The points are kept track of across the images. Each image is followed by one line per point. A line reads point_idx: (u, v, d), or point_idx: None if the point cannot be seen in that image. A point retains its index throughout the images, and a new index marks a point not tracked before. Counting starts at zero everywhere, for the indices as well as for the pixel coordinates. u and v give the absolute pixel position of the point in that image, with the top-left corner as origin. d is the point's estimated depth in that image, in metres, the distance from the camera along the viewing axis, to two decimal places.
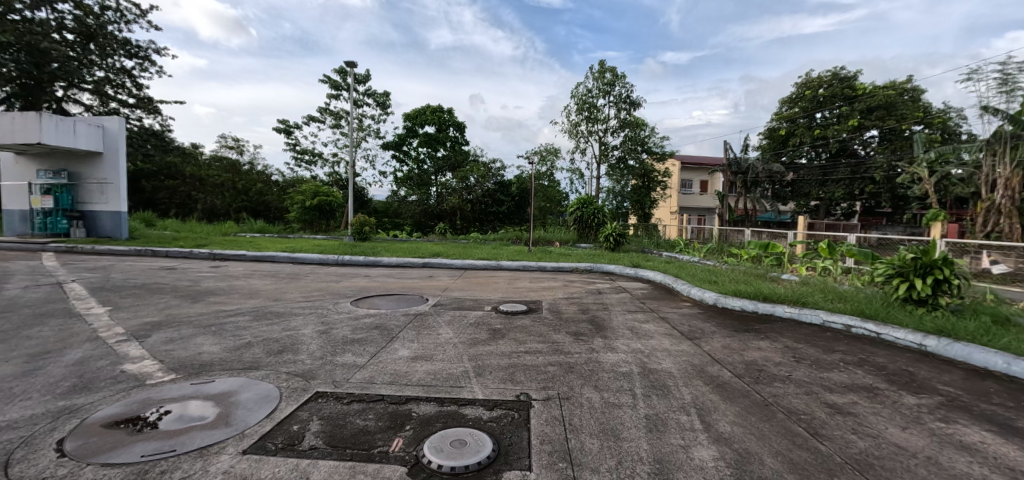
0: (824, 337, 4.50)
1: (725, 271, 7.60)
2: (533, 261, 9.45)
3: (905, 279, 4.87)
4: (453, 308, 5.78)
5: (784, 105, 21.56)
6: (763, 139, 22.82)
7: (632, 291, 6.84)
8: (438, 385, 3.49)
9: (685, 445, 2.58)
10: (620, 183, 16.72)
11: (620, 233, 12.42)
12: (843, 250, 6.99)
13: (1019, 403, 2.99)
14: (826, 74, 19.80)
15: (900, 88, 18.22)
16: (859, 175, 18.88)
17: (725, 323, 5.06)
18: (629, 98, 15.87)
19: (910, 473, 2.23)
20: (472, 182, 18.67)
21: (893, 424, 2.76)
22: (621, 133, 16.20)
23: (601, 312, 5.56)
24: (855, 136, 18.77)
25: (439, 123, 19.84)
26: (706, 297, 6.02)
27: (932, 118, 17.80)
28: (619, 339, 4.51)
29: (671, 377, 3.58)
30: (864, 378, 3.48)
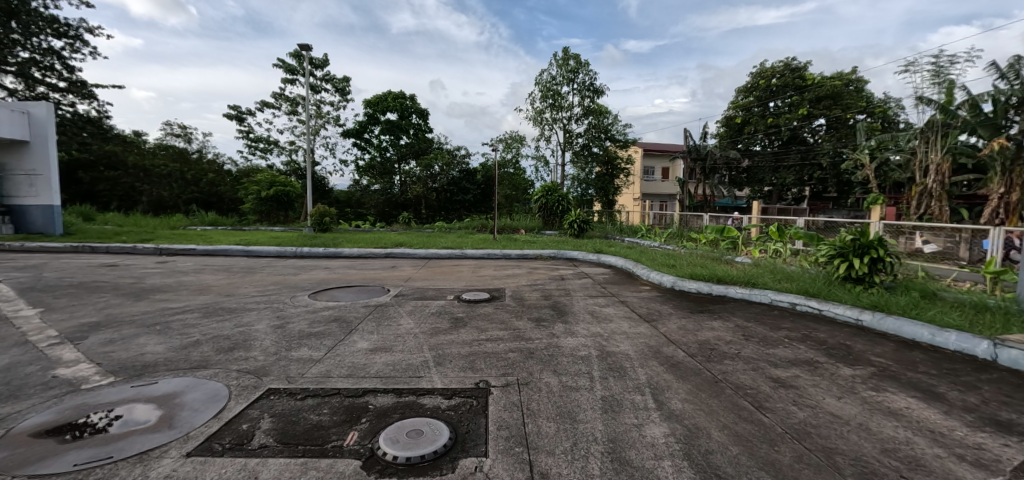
0: (771, 315, 4.73)
1: (683, 255, 7.89)
2: (498, 249, 9.45)
3: (845, 259, 5.15)
4: (416, 298, 5.68)
5: (739, 94, 22.27)
6: (720, 127, 23.57)
7: (594, 276, 6.97)
8: (396, 376, 3.43)
9: (638, 423, 2.65)
10: (584, 170, 17.01)
11: (584, 220, 12.60)
12: (791, 233, 7.35)
13: (941, 371, 3.24)
14: (778, 65, 20.50)
15: (846, 78, 19.27)
16: (808, 161, 19.85)
17: (682, 304, 5.22)
18: (592, 86, 15.93)
19: (843, 440, 2.38)
20: (436, 170, 18.34)
21: (830, 395, 2.93)
22: (585, 120, 16.29)
23: (563, 297, 5.61)
24: (804, 124, 19.74)
25: (401, 110, 19.26)
26: (664, 280, 6.19)
27: (873, 108, 18.83)
28: (579, 324, 4.57)
29: (628, 359, 3.65)
30: (805, 353, 3.68)
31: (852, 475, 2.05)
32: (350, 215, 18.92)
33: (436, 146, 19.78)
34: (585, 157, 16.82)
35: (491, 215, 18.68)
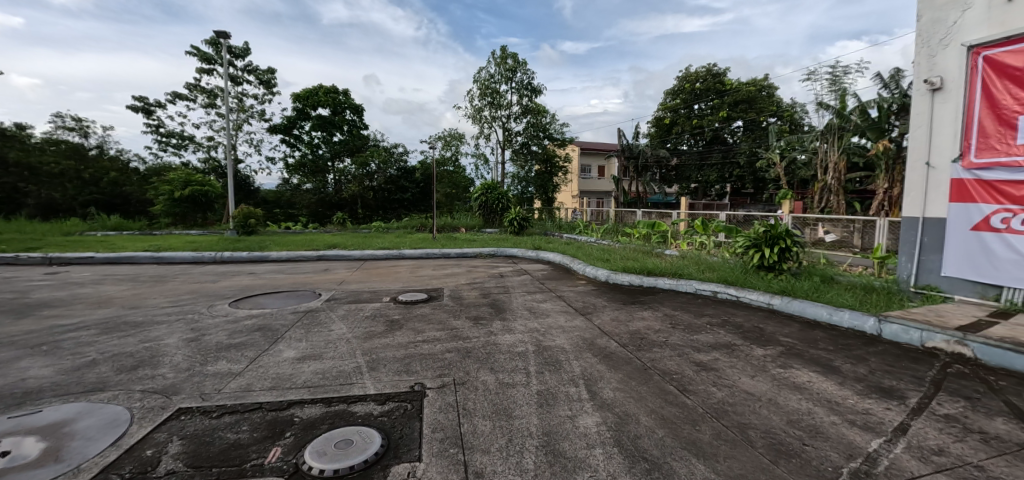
0: (696, 304, 5.06)
1: (617, 250, 8.25)
2: (438, 249, 9.33)
3: (759, 249, 5.65)
4: (349, 302, 5.42)
5: (668, 96, 23.68)
6: (650, 127, 24.97)
7: (533, 273, 7.08)
8: (325, 384, 3.21)
9: (571, 415, 2.52)
10: (524, 168, 17.26)
11: (524, 218, 12.77)
12: (713, 226, 7.95)
13: (837, 346, 3.58)
14: (702, 70, 22.03)
15: (759, 84, 21.14)
16: (728, 160, 21.46)
17: (615, 297, 5.43)
18: (530, 85, 16.16)
19: (755, 415, 2.39)
20: (373, 168, 17.71)
21: (745, 374, 3.03)
22: (524, 119, 16.48)
23: (502, 295, 5.63)
24: (725, 125, 21.39)
25: (333, 106, 18.31)
26: (599, 274, 6.42)
27: (783, 112, 20.81)
28: (517, 320, 4.60)
29: (564, 353, 3.66)
30: (725, 337, 3.96)
31: (763, 447, 2.06)
32: (279, 217, 17.73)
33: (373, 144, 19.12)
34: (524, 156, 17.07)
35: (431, 215, 18.42)
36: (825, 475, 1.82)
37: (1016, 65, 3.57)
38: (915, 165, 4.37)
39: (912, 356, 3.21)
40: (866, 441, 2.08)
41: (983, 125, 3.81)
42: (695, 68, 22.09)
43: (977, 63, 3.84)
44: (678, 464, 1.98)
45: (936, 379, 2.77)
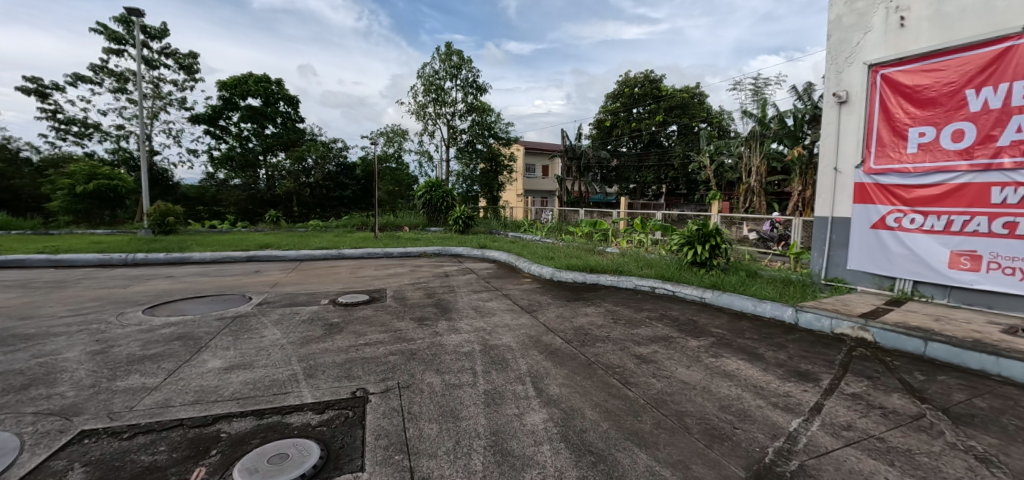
0: (635, 299, 5.30)
1: (561, 248, 8.45)
2: (380, 248, 9.03)
3: (692, 247, 6.04)
4: (284, 306, 5.09)
5: (609, 99, 24.69)
6: (593, 129, 25.86)
7: (478, 272, 7.07)
8: (258, 395, 2.94)
9: (519, 412, 2.41)
10: (469, 167, 17.20)
11: (469, 216, 12.73)
12: (651, 225, 8.40)
13: (761, 335, 3.87)
14: (640, 76, 23.21)
15: (692, 92, 22.62)
16: (664, 162, 22.78)
17: (560, 294, 5.56)
18: (475, 83, 16.16)
19: (692, 403, 2.46)
20: (310, 163, 16.79)
21: (682, 365, 3.17)
22: (469, 117, 16.45)
23: (447, 294, 5.56)
24: (661, 129, 22.68)
25: (265, 96, 17.14)
26: (544, 272, 6.55)
27: (712, 118, 22.42)
28: (463, 320, 4.52)
29: (510, 351, 3.58)
30: (662, 330, 4.16)
31: (699, 433, 2.11)
32: (202, 215, 16.25)
33: (309, 138, 18.12)
34: (469, 154, 17.00)
35: (372, 213, 17.78)
36: (754, 456, 1.88)
37: (909, 84, 4.10)
38: (826, 170, 4.87)
39: (823, 342, 3.53)
40: (788, 421, 2.20)
41: (881, 135, 4.33)
42: (634, 73, 23.21)
43: (877, 80, 4.36)
44: (622, 454, 1.94)
45: (844, 362, 3.08)
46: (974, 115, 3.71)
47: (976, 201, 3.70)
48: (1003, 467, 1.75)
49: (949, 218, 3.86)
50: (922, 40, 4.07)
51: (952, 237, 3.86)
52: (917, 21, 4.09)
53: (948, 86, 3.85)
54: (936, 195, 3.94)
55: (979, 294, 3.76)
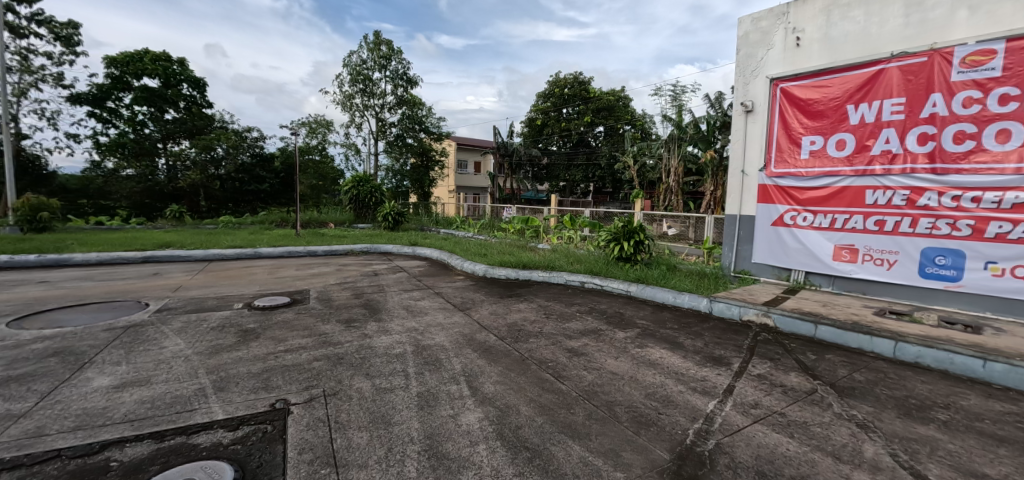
0: (566, 294, 5.44)
1: (493, 245, 8.49)
2: (302, 246, 8.47)
3: (619, 243, 6.34)
4: (188, 312, 4.54)
5: (540, 98, 25.30)
6: (525, 127, 26.34)
7: (409, 270, 6.85)
8: (156, 415, 2.51)
9: (454, 413, 2.34)
10: (399, 161, 16.74)
11: (399, 213, 12.40)
12: (579, 221, 8.75)
13: (680, 324, 4.13)
14: (570, 77, 24.07)
15: (617, 95, 23.90)
16: (591, 161, 23.83)
17: (493, 291, 5.55)
18: (405, 75, 15.81)
19: (621, 393, 2.57)
20: (219, 153, 15.22)
21: (611, 356, 3.27)
22: (399, 110, 16.07)
23: (377, 294, 5.31)
24: (589, 130, 23.73)
25: (165, 76, 15.32)
26: (477, 269, 6.52)
27: (635, 121, 23.86)
28: (393, 320, 4.27)
29: (443, 350, 3.41)
30: (592, 323, 4.25)
31: (628, 421, 2.20)
32: (87, 211, 14.09)
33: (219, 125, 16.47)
34: (399, 148, 16.55)
35: (293, 208, 16.64)
36: (677, 438, 2.00)
37: (803, 97, 4.62)
38: (735, 172, 5.34)
39: (734, 330, 3.85)
40: (705, 404, 2.37)
41: (781, 142, 4.85)
42: (564, 74, 24.01)
43: (777, 93, 4.85)
44: (557, 448, 1.96)
45: (751, 347, 3.38)
46: (853, 127, 4.29)
47: (855, 201, 4.28)
48: (878, 432, 2.02)
49: (834, 216, 4.42)
50: (814, 59, 4.59)
51: (836, 233, 4.43)
52: (810, 42, 4.61)
53: (833, 101, 4.40)
54: (824, 196, 4.49)
55: (856, 282, 4.34)
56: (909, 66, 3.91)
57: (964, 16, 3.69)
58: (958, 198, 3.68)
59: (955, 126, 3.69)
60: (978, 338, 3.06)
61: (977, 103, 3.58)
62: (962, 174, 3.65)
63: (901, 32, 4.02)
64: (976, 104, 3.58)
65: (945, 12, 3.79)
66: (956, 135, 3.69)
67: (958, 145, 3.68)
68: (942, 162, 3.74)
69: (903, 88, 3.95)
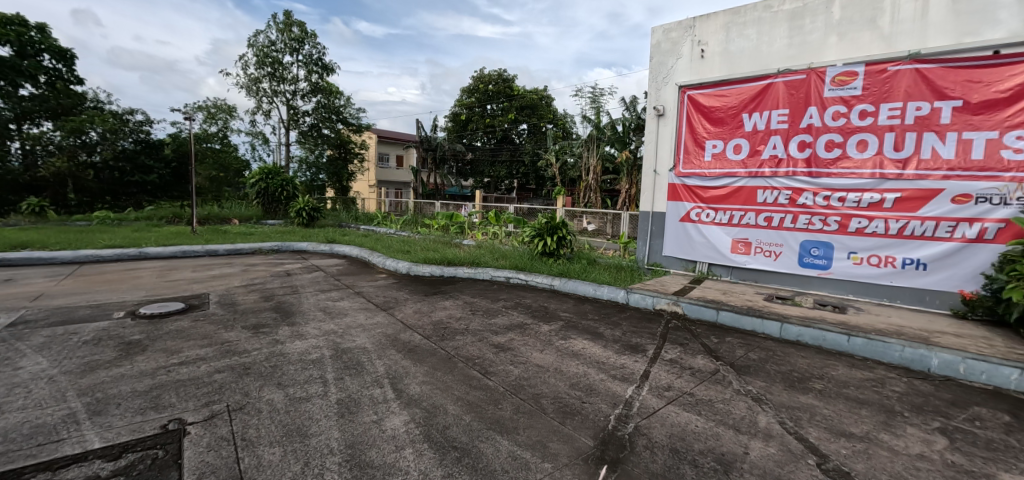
0: (492, 290, 5.45)
1: (417, 241, 8.32)
2: (200, 245, 7.64)
3: (542, 238, 6.49)
4: (50, 326, 3.81)
5: (464, 93, 25.26)
6: (449, 121, 26.11)
7: (326, 269, 6.47)
8: (9, 450, 1.97)
9: (378, 419, 2.22)
10: (314, 152, 15.79)
11: (314, 208, 11.70)
12: (504, 218, 8.92)
13: (600, 315, 4.33)
14: (494, 74, 24.38)
15: (540, 94, 24.64)
16: (515, 159, 24.31)
17: (418, 289, 5.41)
18: (320, 61, 15.03)
19: (547, 385, 2.63)
20: (93, 137, 13.08)
21: (536, 350, 3.32)
22: (313, 98, 15.23)
23: (289, 296, 4.91)
24: (512, 127, 24.19)
25: (19, 45, 12.87)
26: (400, 267, 6.35)
27: (557, 120, 24.80)
28: (308, 324, 3.95)
29: (365, 353, 3.22)
30: (518, 317, 4.28)
31: (554, 411, 2.26)
32: None
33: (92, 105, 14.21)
34: (314, 139, 15.62)
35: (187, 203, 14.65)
36: (600, 425, 2.08)
37: (707, 105, 5.08)
38: (648, 172, 5.72)
39: (650, 319, 4.12)
40: (625, 390, 2.51)
41: (688, 145, 5.29)
42: (488, 71, 24.22)
43: (685, 99, 5.27)
44: (485, 445, 1.94)
45: (663, 334, 3.64)
46: (747, 133, 4.81)
47: (748, 200, 4.81)
48: (769, 403, 2.28)
49: (732, 213, 4.94)
50: (716, 70, 5.05)
51: (733, 228, 4.94)
52: (713, 55, 5.05)
53: (732, 109, 4.89)
54: (723, 195, 4.99)
55: (749, 271, 4.87)
56: (793, 82, 4.46)
57: (834, 41, 4.27)
58: (828, 197, 4.30)
59: (826, 136, 4.31)
60: (844, 317, 3.59)
61: (842, 117, 4.21)
62: (832, 177, 4.26)
63: (786, 51, 4.56)
64: (842, 117, 4.20)
65: (819, 37, 4.36)
66: (828, 143, 4.30)
67: (829, 152, 4.29)
68: (817, 167, 4.35)
69: (787, 100, 4.51)
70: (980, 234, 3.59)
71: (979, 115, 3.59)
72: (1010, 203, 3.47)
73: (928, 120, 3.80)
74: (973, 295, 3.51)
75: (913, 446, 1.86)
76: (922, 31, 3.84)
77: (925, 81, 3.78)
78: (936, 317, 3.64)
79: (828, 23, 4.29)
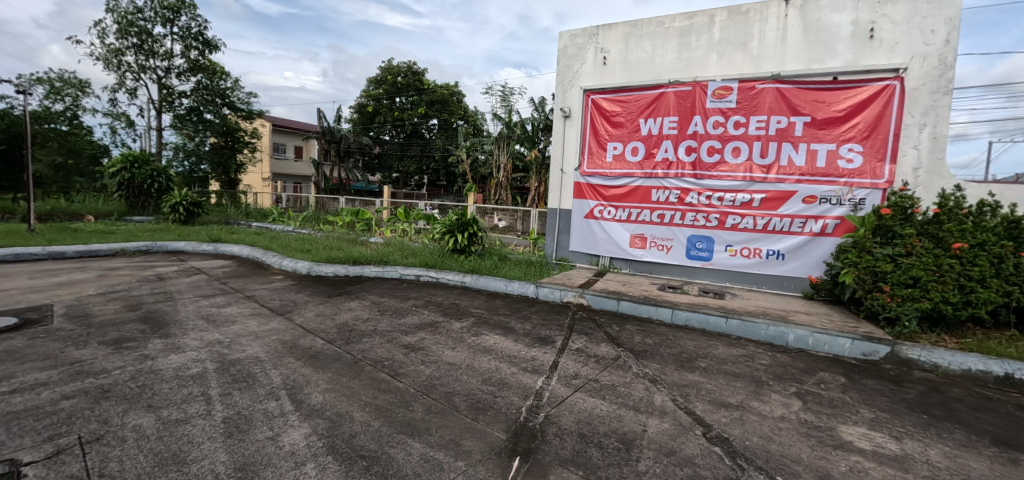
0: (401, 288, 5.28)
1: (319, 239, 7.79)
2: (39, 245, 6.36)
3: (453, 235, 6.38)
4: None
5: (370, 84, 24.13)
6: (354, 112, 24.73)
7: (210, 272, 5.76)
8: None
9: (273, 435, 2.02)
10: (192, 140, 13.86)
11: (194, 202, 10.40)
12: (414, 214, 8.75)
13: (511, 310, 4.41)
14: (403, 65, 23.72)
15: (451, 89, 24.47)
16: (425, 154, 23.96)
17: (320, 291, 5.05)
18: (201, 36, 13.49)
19: (459, 383, 2.61)
20: None
21: (448, 348, 3.29)
22: (192, 77, 13.60)
23: (164, 305, 4.27)
24: (422, 122, 23.70)
25: None
26: (299, 267, 5.92)
27: (468, 117, 24.84)
28: (186, 335, 3.46)
29: (257, 363, 2.93)
30: (429, 316, 4.19)
31: (466, 409, 2.25)
32: None
33: None
34: (192, 124, 13.73)
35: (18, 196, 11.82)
36: (511, 418, 2.12)
37: (609, 109, 5.43)
38: (555, 170, 5.96)
39: (560, 312, 4.29)
40: (535, 381, 2.58)
41: (591, 146, 5.60)
42: (397, 63, 23.38)
43: (590, 103, 5.58)
44: (396, 450, 1.87)
45: (571, 325, 3.82)
46: (644, 137, 5.24)
47: (644, 198, 5.24)
48: (663, 383, 2.50)
49: (630, 211, 5.34)
50: (617, 77, 5.43)
51: (631, 224, 5.36)
52: (614, 63, 5.43)
53: (631, 114, 5.28)
54: (623, 193, 5.38)
55: (645, 264, 5.32)
56: (681, 93, 4.96)
57: (715, 59, 4.82)
58: (709, 197, 4.86)
59: (708, 142, 4.86)
60: (723, 302, 4.08)
61: (720, 126, 4.78)
62: (712, 179, 4.83)
63: (676, 64, 5.05)
64: (721, 126, 4.78)
65: (702, 54, 4.89)
66: (709, 149, 4.85)
67: (710, 157, 4.85)
68: (701, 170, 4.89)
69: (676, 109, 5.00)
70: (823, 229, 4.34)
71: (822, 130, 4.32)
72: (843, 203, 4.25)
73: (786, 132, 4.48)
74: (818, 280, 4.22)
75: (775, 409, 2.17)
76: (781, 56, 4.49)
77: (783, 99, 4.45)
78: (792, 299, 4.31)
79: (710, 43, 4.82)
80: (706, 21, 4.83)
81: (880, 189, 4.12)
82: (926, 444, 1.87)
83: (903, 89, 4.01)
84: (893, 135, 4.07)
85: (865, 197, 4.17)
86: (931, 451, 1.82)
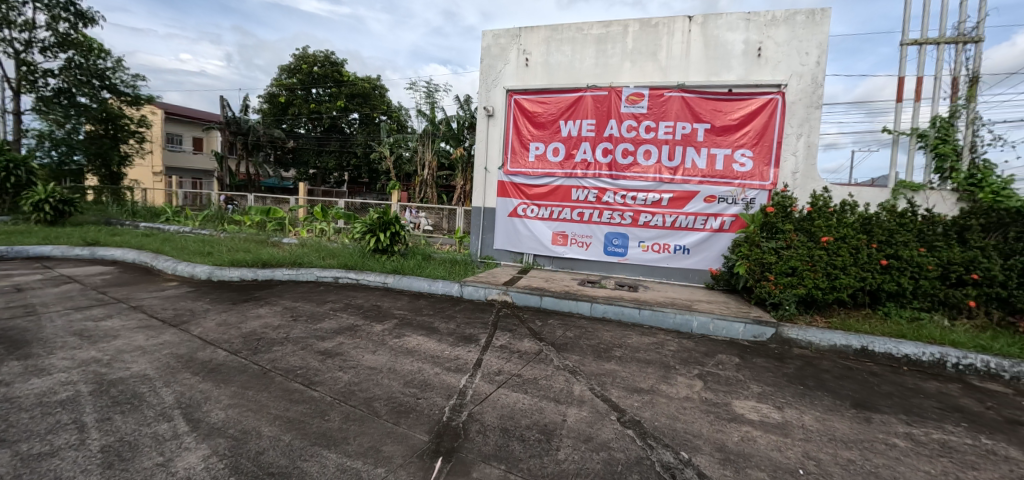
0: (317, 292, 4.99)
1: (223, 241, 7.13)
2: None
3: (374, 234, 6.13)
4: None
5: (283, 72, 22.34)
6: (264, 102, 22.73)
7: (84, 281, 5.01)
8: None
9: (165, 460, 1.81)
10: (60, 126, 11.78)
11: (66, 199, 8.97)
12: (332, 213, 8.32)
13: (435, 310, 4.36)
14: (320, 55, 22.30)
15: (373, 83, 23.42)
16: (345, 149, 22.83)
17: (223, 297, 4.62)
18: (73, 6, 11.64)
19: (380, 387, 2.54)
20: None
21: (368, 352, 3.18)
22: (60, 54, 11.69)
23: (22, 321, 3.63)
24: (342, 115, 22.53)
25: None
26: (198, 272, 5.37)
27: (391, 112, 23.92)
28: (50, 355, 2.97)
29: (144, 382, 2.61)
30: (347, 319, 4.01)
31: (387, 413, 2.20)
32: None
33: None
34: (61, 108, 11.79)
35: None
36: (433, 419, 2.11)
37: (531, 110, 5.54)
38: (479, 168, 5.97)
39: (486, 310, 4.32)
40: (457, 381, 2.59)
41: (514, 145, 5.68)
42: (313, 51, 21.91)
43: (512, 103, 5.65)
44: (310, 463, 1.77)
45: (494, 323, 3.88)
46: (564, 138, 5.43)
47: (565, 197, 5.45)
48: (581, 374, 2.64)
49: (552, 209, 5.52)
50: (538, 79, 5.56)
51: (553, 222, 5.54)
52: (536, 65, 5.56)
53: (551, 116, 5.44)
54: (545, 193, 5.54)
55: (566, 260, 5.54)
56: (598, 97, 5.21)
57: (628, 67, 5.12)
58: (624, 196, 5.18)
59: (622, 145, 5.16)
60: (638, 294, 4.39)
61: (633, 130, 5.10)
62: (626, 180, 5.16)
63: (593, 70, 5.29)
64: (634, 130, 5.10)
65: (617, 61, 5.18)
66: (623, 151, 5.16)
67: (624, 159, 5.16)
68: (616, 171, 5.19)
69: (594, 112, 5.25)
70: (721, 225, 4.83)
71: (720, 136, 4.79)
72: (736, 202, 4.76)
73: (690, 137, 4.90)
74: (717, 271, 4.69)
75: (680, 390, 2.39)
76: (685, 68, 4.89)
77: (687, 107, 4.86)
78: (697, 289, 4.75)
79: (624, 51, 5.12)
80: (620, 30, 5.12)
81: (767, 190, 4.67)
82: (801, 411, 2.17)
83: (784, 102, 4.58)
84: (776, 142, 4.64)
85: (755, 197, 4.71)
86: (805, 416, 2.12)
